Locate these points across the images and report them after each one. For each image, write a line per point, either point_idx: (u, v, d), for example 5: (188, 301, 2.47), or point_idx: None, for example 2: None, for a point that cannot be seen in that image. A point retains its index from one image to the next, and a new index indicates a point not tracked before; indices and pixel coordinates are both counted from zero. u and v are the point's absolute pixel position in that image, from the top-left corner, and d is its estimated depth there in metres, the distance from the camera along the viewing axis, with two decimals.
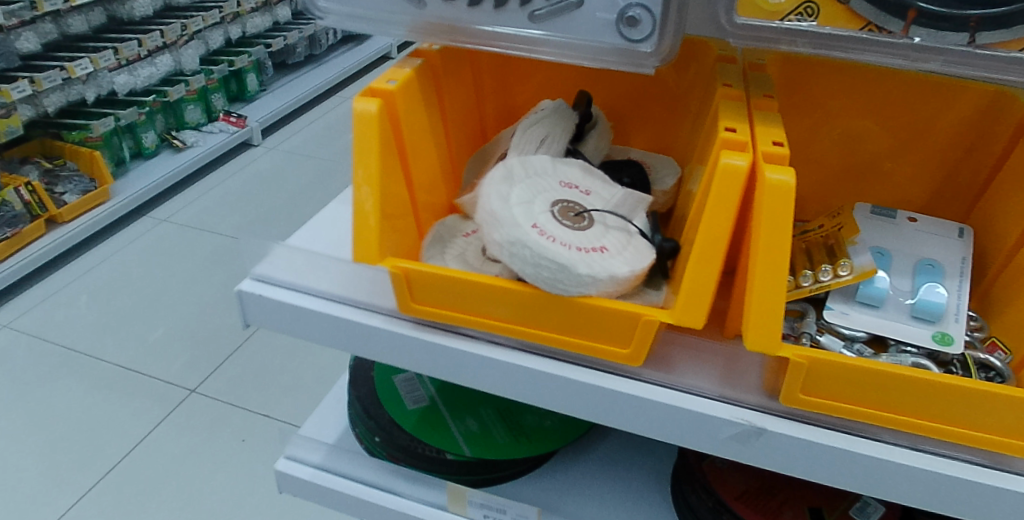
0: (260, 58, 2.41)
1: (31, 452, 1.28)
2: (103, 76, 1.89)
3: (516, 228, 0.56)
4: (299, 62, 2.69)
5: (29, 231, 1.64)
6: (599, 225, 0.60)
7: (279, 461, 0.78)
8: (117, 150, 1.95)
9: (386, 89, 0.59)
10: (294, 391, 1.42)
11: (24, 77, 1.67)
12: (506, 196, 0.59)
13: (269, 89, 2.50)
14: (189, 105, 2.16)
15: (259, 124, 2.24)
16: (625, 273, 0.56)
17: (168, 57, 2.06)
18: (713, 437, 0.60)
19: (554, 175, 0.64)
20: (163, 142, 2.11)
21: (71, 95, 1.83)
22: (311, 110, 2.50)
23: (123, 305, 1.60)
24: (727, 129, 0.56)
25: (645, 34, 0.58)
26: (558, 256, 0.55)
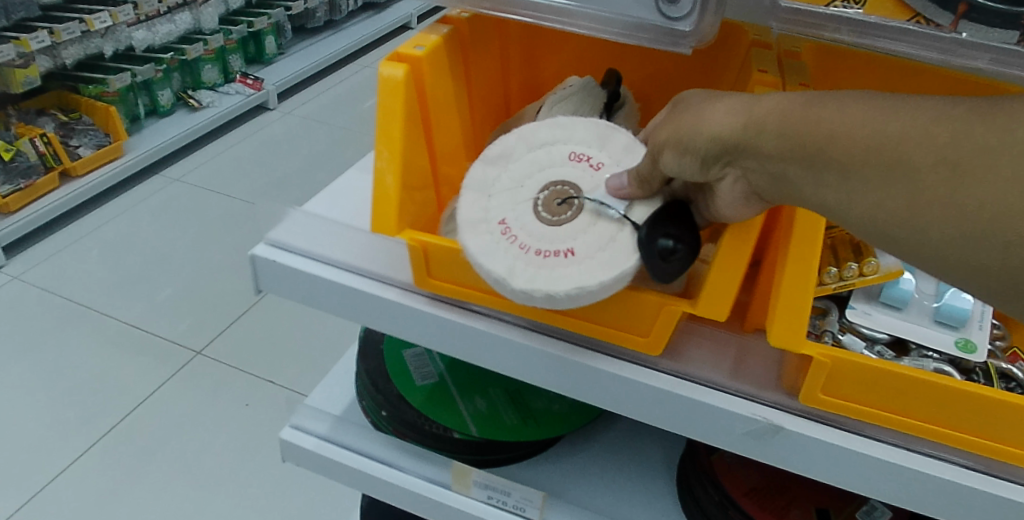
0: (279, 21, 2.39)
1: (39, 404, 1.28)
2: (122, 31, 1.88)
3: (477, 224, 0.52)
4: (319, 27, 2.66)
5: (42, 184, 1.63)
6: (587, 215, 0.51)
7: (284, 430, 0.74)
8: (133, 107, 1.94)
9: (412, 55, 0.57)
10: (301, 360, 1.41)
11: (43, 28, 1.65)
12: (490, 182, 0.54)
13: (287, 52, 2.47)
14: (206, 64, 2.13)
15: (276, 87, 2.22)
16: (567, 294, 0.49)
17: (187, 15, 2.05)
18: (729, 431, 0.58)
19: (569, 138, 0.54)
20: (179, 101, 2.09)
21: (89, 48, 1.82)
22: (328, 76, 2.47)
23: (133, 263, 1.59)
24: (760, 71, 0.60)
25: (684, 13, 0.56)
26: (498, 268, 0.50)
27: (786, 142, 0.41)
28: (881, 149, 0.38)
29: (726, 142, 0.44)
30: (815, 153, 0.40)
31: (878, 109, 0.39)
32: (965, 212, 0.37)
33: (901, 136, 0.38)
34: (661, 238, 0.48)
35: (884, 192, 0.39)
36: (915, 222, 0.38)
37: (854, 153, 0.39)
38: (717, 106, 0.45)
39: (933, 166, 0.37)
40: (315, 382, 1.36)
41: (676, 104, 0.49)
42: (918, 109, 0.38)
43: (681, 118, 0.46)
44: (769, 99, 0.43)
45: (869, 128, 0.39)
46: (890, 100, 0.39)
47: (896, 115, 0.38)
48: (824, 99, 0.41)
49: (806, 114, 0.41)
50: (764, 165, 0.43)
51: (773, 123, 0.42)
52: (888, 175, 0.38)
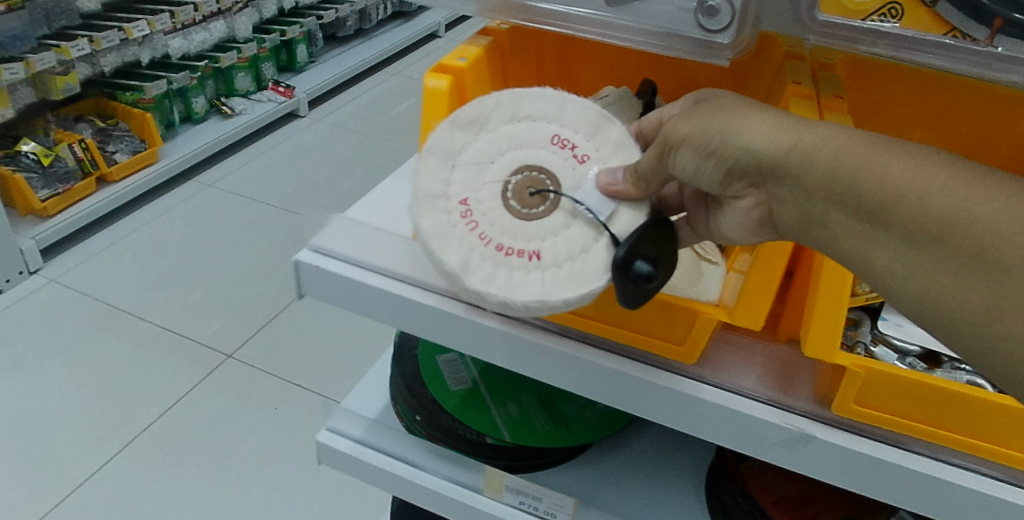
0: (311, 30, 2.41)
1: (76, 405, 1.30)
2: (159, 39, 1.90)
3: (434, 200, 0.48)
4: (349, 35, 2.69)
5: (79, 189, 1.65)
6: (561, 213, 0.48)
7: (320, 432, 0.74)
8: (167, 114, 1.96)
9: (456, 66, 0.58)
10: (335, 364, 1.42)
11: (84, 36, 1.67)
12: (457, 150, 0.49)
13: (318, 60, 2.50)
14: (239, 72, 2.16)
15: (307, 95, 2.24)
16: (525, 304, 0.47)
17: (222, 24, 2.07)
18: (761, 440, 0.59)
19: (557, 116, 0.49)
20: (213, 107, 2.12)
21: (126, 56, 1.84)
22: (357, 84, 2.49)
23: (167, 267, 1.61)
24: (794, 82, 0.63)
25: (723, 25, 0.57)
26: (452, 256, 0.47)
27: (831, 181, 0.42)
28: (941, 223, 0.39)
29: (761, 159, 0.44)
30: (869, 205, 0.41)
31: (950, 183, 0.39)
32: (995, 312, 0.38)
33: (962, 219, 0.38)
34: (640, 260, 0.46)
35: (921, 264, 0.40)
36: (938, 297, 0.40)
37: (912, 217, 0.39)
38: (763, 119, 0.44)
39: (984, 260, 0.38)
40: (346, 388, 1.37)
41: (710, 99, 0.47)
42: (989, 193, 0.38)
43: (720, 116, 0.45)
44: (827, 131, 0.42)
45: (931, 200, 0.39)
46: (964, 175, 0.39)
47: (967, 195, 0.39)
48: (892, 150, 0.41)
49: (866, 160, 0.41)
50: (795, 194, 0.43)
51: (826, 158, 0.42)
52: (937, 249, 0.39)
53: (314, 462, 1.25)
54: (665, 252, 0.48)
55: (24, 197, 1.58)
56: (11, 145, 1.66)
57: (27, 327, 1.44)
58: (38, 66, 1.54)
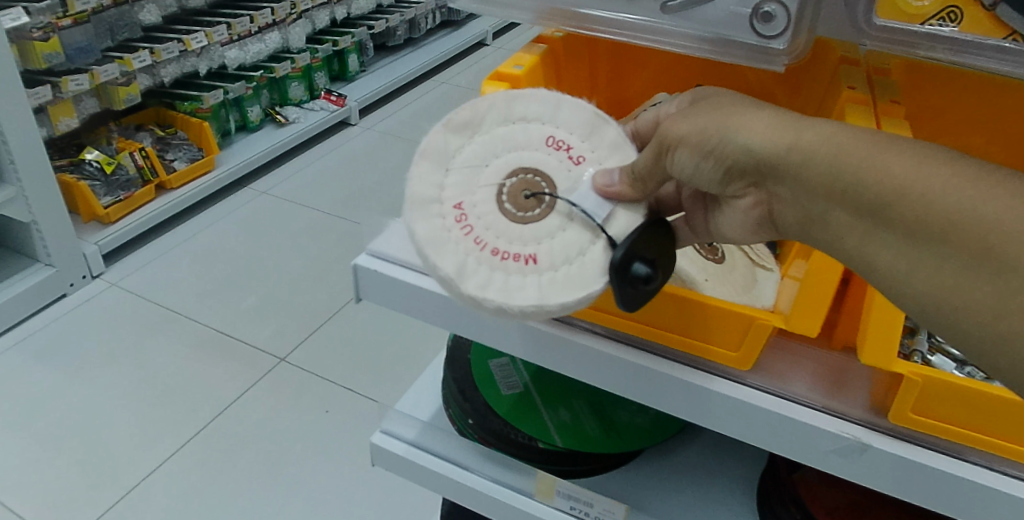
0: (362, 40, 2.45)
1: (138, 403, 1.34)
2: (215, 50, 1.94)
3: (429, 205, 0.49)
4: (398, 45, 2.73)
5: (140, 196, 1.70)
6: (556, 216, 0.49)
7: (375, 434, 0.75)
8: (223, 123, 2.02)
9: (512, 73, 0.59)
10: (389, 370, 1.44)
11: (145, 48, 1.72)
12: (451, 154, 0.50)
13: (368, 69, 2.54)
14: (293, 82, 2.21)
15: (358, 104, 2.28)
16: (521, 309, 0.47)
17: (276, 35, 2.09)
18: (814, 448, 0.58)
19: (551, 118, 0.50)
20: (267, 117, 2.17)
21: (185, 67, 1.89)
22: (406, 92, 2.52)
23: (223, 271, 1.65)
24: (848, 87, 0.62)
25: (778, 31, 0.57)
26: (447, 261, 0.48)
27: (832, 180, 0.42)
28: (942, 220, 0.39)
29: (760, 157, 0.44)
30: (870, 203, 0.41)
31: (949, 179, 0.39)
32: (1000, 311, 0.38)
33: (966, 217, 0.39)
34: (637, 262, 0.46)
35: (924, 261, 0.40)
36: (942, 295, 0.40)
37: (913, 214, 0.40)
38: (760, 118, 0.45)
39: (986, 255, 0.38)
40: (399, 394, 1.39)
41: (707, 99, 0.48)
42: (994, 192, 0.39)
43: (718, 116, 0.45)
44: (825, 129, 0.43)
45: (934, 197, 0.39)
46: (962, 171, 0.40)
47: (968, 191, 0.39)
48: (891, 147, 0.41)
49: (866, 157, 0.41)
50: (795, 193, 0.44)
51: (825, 156, 0.42)
52: (939, 246, 0.39)
53: (369, 465, 1.26)
54: (664, 252, 0.48)
55: (88, 203, 1.64)
56: (76, 153, 1.73)
57: (91, 328, 1.49)
58: (101, 77, 1.59)
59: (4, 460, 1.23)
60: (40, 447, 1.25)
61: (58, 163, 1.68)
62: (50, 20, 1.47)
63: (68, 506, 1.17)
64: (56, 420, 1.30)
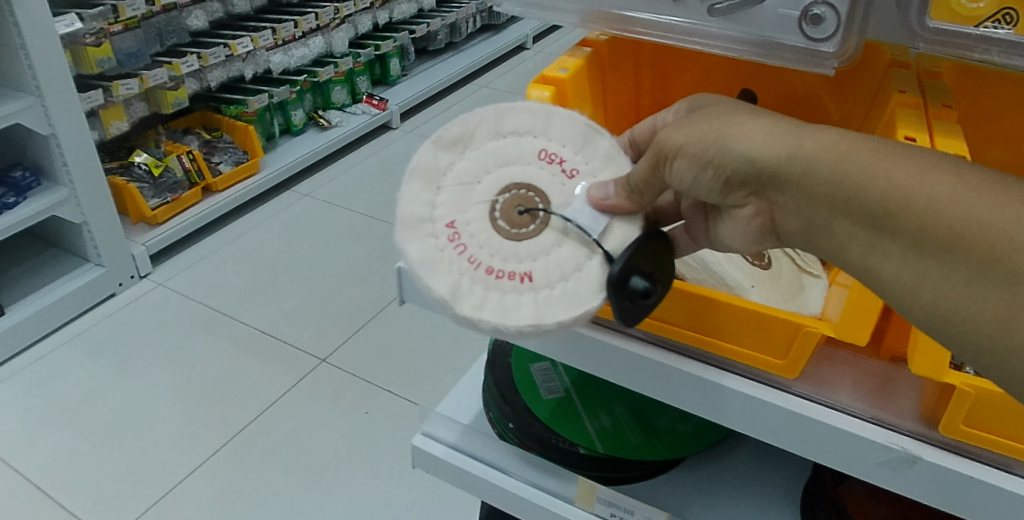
0: (403, 44, 2.47)
1: (184, 402, 1.37)
2: (261, 54, 1.97)
3: (421, 224, 0.50)
4: (439, 49, 2.74)
5: (187, 198, 1.74)
6: (551, 232, 0.49)
7: (415, 437, 0.76)
8: (269, 126, 2.05)
9: (558, 77, 0.59)
10: (429, 374, 1.44)
11: (192, 53, 1.75)
12: (443, 172, 0.51)
13: (409, 73, 2.56)
14: (336, 86, 2.23)
15: (399, 107, 2.30)
16: (517, 329, 0.47)
17: (320, 39, 2.12)
18: (862, 460, 0.56)
19: (543, 131, 0.51)
20: (310, 120, 2.20)
21: (232, 71, 1.92)
22: (446, 96, 2.54)
23: (265, 273, 1.68)
24: (899, 91, 0.61)
25: (828, 33, 0.56)
26: (441, 282, 0.48)
27: (833, 189, 0.42)
28: (943, 229, 0.39)
29: (760, 166, 0.45)
30: (872, 212, 0.41)
31: (950, 188, 0.39)
32: (1008, 321, 0.38)
33: (972, 226, 0.38)
34: (636, 276, 0.47)
35: (930, 271, 0.40)
36: (947, 305, 0.39)
37: (914, 223, 0.40)
38: (758, 127, 0.45)
39: (990, 264, 0.38)
40: (439, 397, 1.39)
41: (705, 108, 0.49)
42: (1000, 201, 0.38)
43: (717, 125, 0.46)
44: (824, 138, 0.43)
45: (939, 206, 0.39)
46: (963, 180, 0.39)
47: (970, 199, 0.39)
48: (892, 157, 0.41)
49: (867, 166, 0.41)
50: (797, 201, 0.44)
51: (824, 165, 0.42)
52: (942, 255, 0.39)
53: (410, 466, 1.27)
54: (661, 266, 0.49)
55: (137, 205, 1.68)
56: (126, 156, 1.77)
57: (138, 327, 1.52)
58: (150, 82, 1.65)
59: (55, 455, 1.27)
60: (89, 443, 1.29)
61: (109, 165, 1.72)
62: (102, 25, 1.51)
63: (114, 502, 1.20)
64: (104, 416, 1.33)
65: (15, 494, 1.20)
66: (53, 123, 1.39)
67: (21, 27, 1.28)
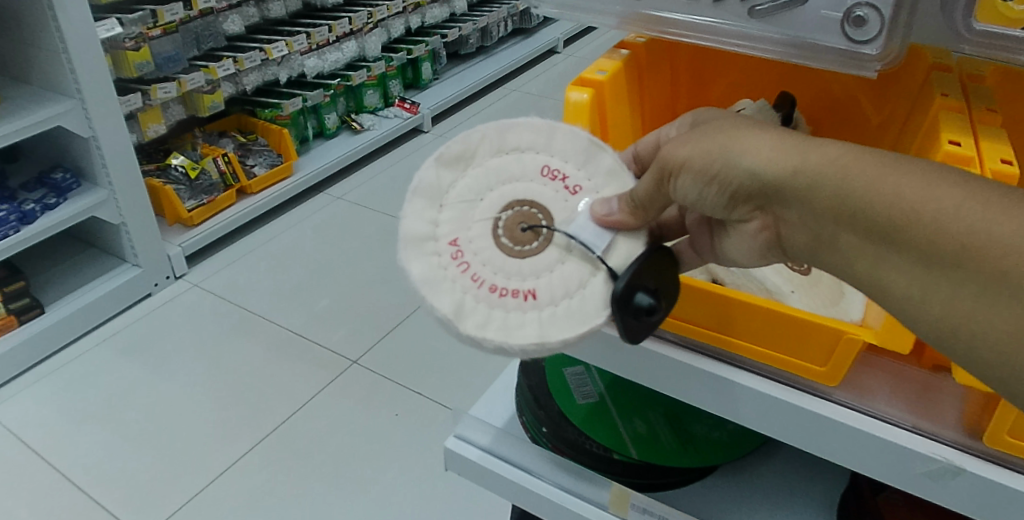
0: (435, 48, 2.49)
1: (217, 401, 1.38)
2: (295, 59, 1.99)
3: (424, 243, 0.50)
4: (471, 53, 2.75)
5: (221, 200, 1.77)
6: (554, 249, 0.49)
7: (449, 439, 0.76)
8: (302, 129, 2.08)
9: (596, 79, 0.59)
10: (461, 378, 1.44)
11: (228, 57, 1.78)
12: (445, 189, 0.51)
13: (441, 77, 2.57)
14: (369, 90, 2.25)
15: (430, 111, 2.31)
16: (521, 347, 0.47)
17: (353, 44, 2.13)
18: (905, 470, 0.55)
19: (545, 146, 0.51)
20: (343, 124, 2.22)
21: (267, 75, 1.94)
22: (477, 100, 2.55)
23: (297, 275, 1.69)
24: (941, 94, 0.60)
25: (871, 36, 0.55)
26: (444, 301, 0.48)
27: (839, 204, 0.42)
28: (949, 243, 0.39)
29: (765, 181, 0.45)
30: (879, 227, 0.41)
31: (955, 202, 0.39)
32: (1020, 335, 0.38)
33: (979, 240, 0.38)
34: (640, 293, 0.47)
35: (938, 285, 0.40)
36: (956, 319, 0.40)
37: (921, 238, 0.40)
38: (761, 142, 0.45)
39: (996, 278, 0.38)
40: (471, 400, 1.39)
41: (707, 122, 0.49)
42: (1006, 214, 0.38)
43: (721, 140, 0.46)
44: (828, 153, 0.43)
45: (947, 220, 0.39)
46: (968, 193, 0.39)
47: (976, 213, 0.39)
48: (898, 170, 0.41)
49: (874, 181, 0.41)
50: (803, 216, 0.44)
51: (828, 180, 0.43)
52: (949, 270, 0.39)
53: (442, 468, 1.27)
54: (665, 281, 0.49)
55: (173, 207, 1.70)
56: (163, 159, 1.80)
57: (173, 327, 1.54)
58: (188, 86, 1.67)
59: (91, 452, 1.29)
60: (125, 440, 1.31)
61: (146, 167, 1.74)
62: (141, 30, 1.54)
63: (147, 499, 1.21)
64: (139, 415, 1.35)
65: (52, 489, 1.22)
66: (93, 125, 1.41)
67: (64, 32, 1.31)
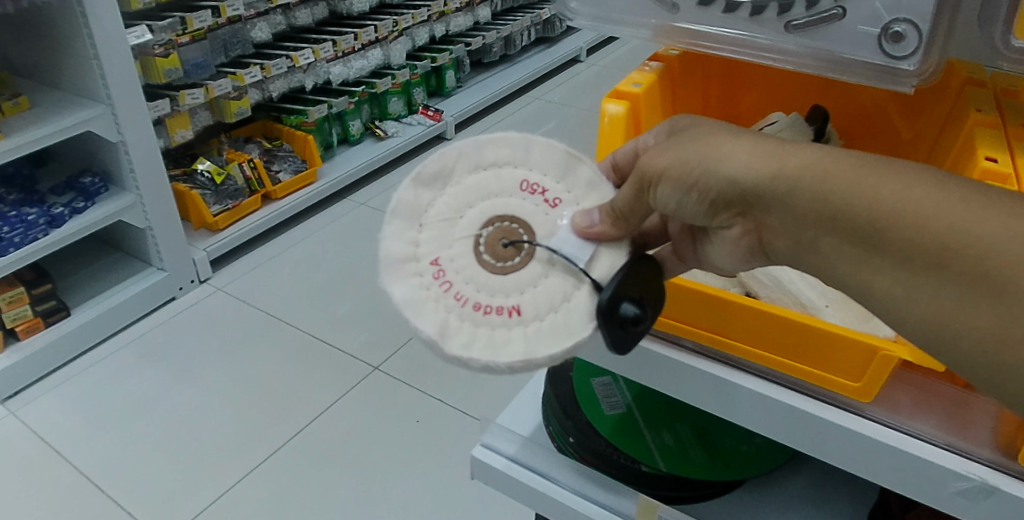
0: (459, 56, 2.50)
1: (242, 405, 1.39)
2: (321, 66, 2.00)
3: (406, 263, 0.50)
4: (494, 61, 2.76)
5: (246, 205, 1.78)
6: (537, 263, 0.49)
7: (476, 448, 0.76)
8: (327, 136, 2.09)
9: (631, 92, 0.59)
10: (486, 389, 1.44)
11: (256, 64, 1.79)
12: (423, 210, 0.51)
13: (464, 85, 2.59)
14: (393, 97, 2.27)
15: (453, 119, 2.32)
16: (508, 365, 0.47)
17: (379, 52, 2.14)
18: (938, 489, 0.54)
19: (523, 161, 0.51)
20: (367, 130, 2.24)
21: (293, 82, 1.96)
22: (499, 108, 2.55)
23: (321, 280, 1.70)
24: (975, 110, 0.60)
25: (908, 51, 0.55)
26: (428, 321, 0.48)
27: (819, 208, 0.43)
28: (927, 243, 0.40)
29: (744, 188, 0.45)
30: (859, 230, 0.42)
31: (933, 203, 0.40)
32: (1004, 335, 0.38)
33: (960, 240, 0.39)
34: (625, 303, 0.46)
35: (921, 287, 0.40)
36: (945, 322, 0.40)
37: (900, 240, 0.40)
38: (737, 148, 0.46)
39: (977, 277, 0.38)
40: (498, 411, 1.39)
41: (683, 131, 0.49)
42: (985, 213, 0.39)
43: (698, 148, 0.46)
44: (805, 158, 0.44)
45: (928, 220, 0.39)
46: (944, 194, 0.40)
47: (954, 212, 0.39)
48: (875, 174, 0.42)
49: (852, 185, 0.42)
50: (783, 221, 0.45)
51: (807, 186, 0.43)
52: (931, 269, 0.40)
53: (467, 477, 1.27)
54: (650, 291, 0.48)
55: (199, 212, 1.72)
56: (189, 163, 1.81)
57: (196, 331, 1.55)
58: (215, 92, 1.69)
59: (115, 453, 1.30)
60: (147, 443, 1.31)
61: (174, 172, 1.76)
62: (170, 37, 1.56)
63: (169, 502, 1.22)
64: (161, 418, 1.36)
65: (78, 490, 1.23)
66: (122, 131, 1.43)
67: (96, 39, 1.33)
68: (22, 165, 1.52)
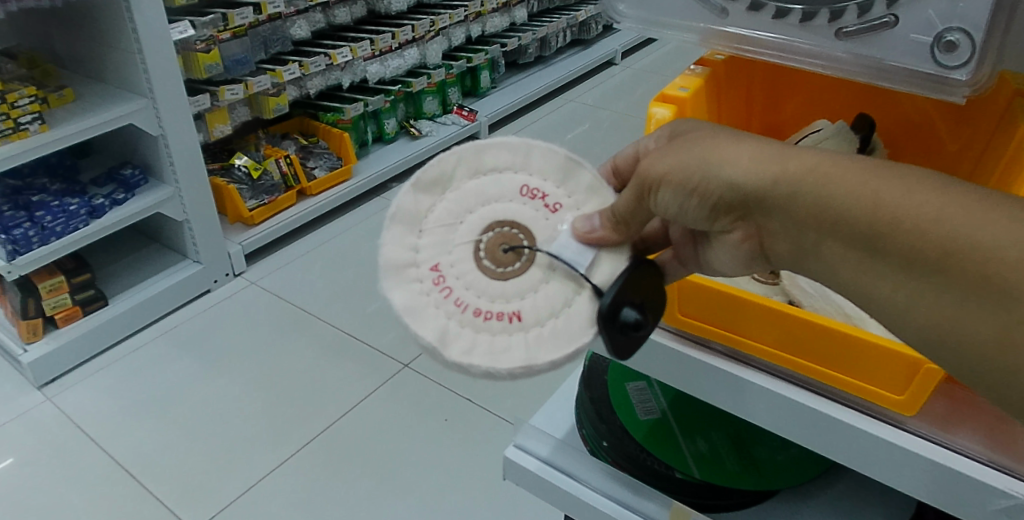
0: (494, 57, 2.50)
1: (272, 399, 1.40)
2: (358, 64, 2.01)
3: (406, 269, 0.49)
4: (529, 62, 2.76)
5: (282, 200, 1.80)
6: (537, 269, 0.49)
7: (508, 448, 0.76)
8: (362, 134, 2.11)
9: (678, 95, 0.59)
10: (518, 392, 1.43)
11: (294, 61, 1.81)
12: (422, 217, 0.50)
13: (499, 85, 2.59)
14: (428, 96, 2.28)
15: (487, 119, 2.33)
16: (510, 371, 0.47)
17: (415, 51, 2.15)
18: (978, 507, 0.52)
19: (523, 166, 0.51)
20: (402, 130, 2.25)
21: (330, 80, 1.97)
22: (533, 110, 2.55)
23: (353, 277, 1.71)
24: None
25: (962, 61, 0.54)
26: (428, 328, 0.48)
27: (818, 214, 0.42)
28: (926, 248, 0.38)
29: (744, 192, 0.45)
30: (859, 237, 0.41)
31: (934, 207, 0.38)
32: (1008, 343, 0.37)
33: (961, 245, 0.37)
34: (626, 308, 0.47)
35: (921, 293, 0.39)
36: (948, 328, 0.39)
37: (901, 247, 0.39)
38: (737, 151, 0.45)
39: (977, 284, 0.37)
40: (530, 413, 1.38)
41: (686, 135, 0.49)
42: (989, 216, 0.37)
43: (698, 152, 0.46)
44: (804, 162, 0.43)
45: (927, 226, 0.38)
46: (946, 197, 0.39)
47: (955, 216, 0.38)
48: (875, 179, 0.41)
49: (852, 192, 0.41)
50: (783, 225, 0.44)
51: (806, 193, 0.42)
52: (932, 275, 0.39)
53: (499, 478, 1.26)
54: (649, 296, 0.48)
55: (235, 206, 1.74)
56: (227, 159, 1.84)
57: (230, 323, 1.57)
58: (255, 88, 1.71)
59: (147, 442, 1.31)
60: (178, 433, 1.33)
61: (212, 167, 1.79)
62: (212, 33, 1.58)
63: (196, 494, 1.23)
64: (192, 409, 1.38)
65: (110, 477, 1.25)
66: (162, 124, 1.45)
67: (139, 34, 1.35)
68: (66, 156, 1.55)
